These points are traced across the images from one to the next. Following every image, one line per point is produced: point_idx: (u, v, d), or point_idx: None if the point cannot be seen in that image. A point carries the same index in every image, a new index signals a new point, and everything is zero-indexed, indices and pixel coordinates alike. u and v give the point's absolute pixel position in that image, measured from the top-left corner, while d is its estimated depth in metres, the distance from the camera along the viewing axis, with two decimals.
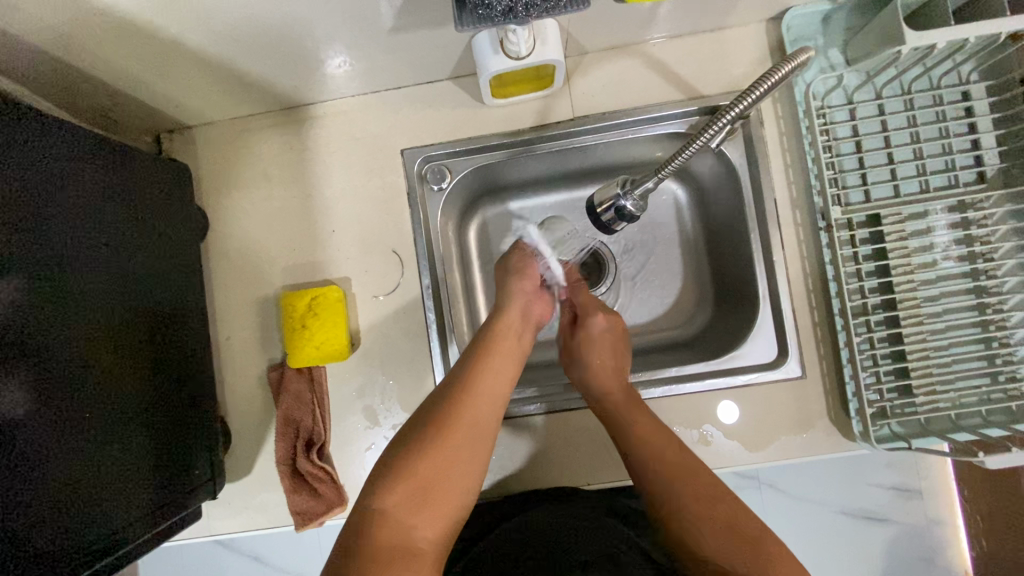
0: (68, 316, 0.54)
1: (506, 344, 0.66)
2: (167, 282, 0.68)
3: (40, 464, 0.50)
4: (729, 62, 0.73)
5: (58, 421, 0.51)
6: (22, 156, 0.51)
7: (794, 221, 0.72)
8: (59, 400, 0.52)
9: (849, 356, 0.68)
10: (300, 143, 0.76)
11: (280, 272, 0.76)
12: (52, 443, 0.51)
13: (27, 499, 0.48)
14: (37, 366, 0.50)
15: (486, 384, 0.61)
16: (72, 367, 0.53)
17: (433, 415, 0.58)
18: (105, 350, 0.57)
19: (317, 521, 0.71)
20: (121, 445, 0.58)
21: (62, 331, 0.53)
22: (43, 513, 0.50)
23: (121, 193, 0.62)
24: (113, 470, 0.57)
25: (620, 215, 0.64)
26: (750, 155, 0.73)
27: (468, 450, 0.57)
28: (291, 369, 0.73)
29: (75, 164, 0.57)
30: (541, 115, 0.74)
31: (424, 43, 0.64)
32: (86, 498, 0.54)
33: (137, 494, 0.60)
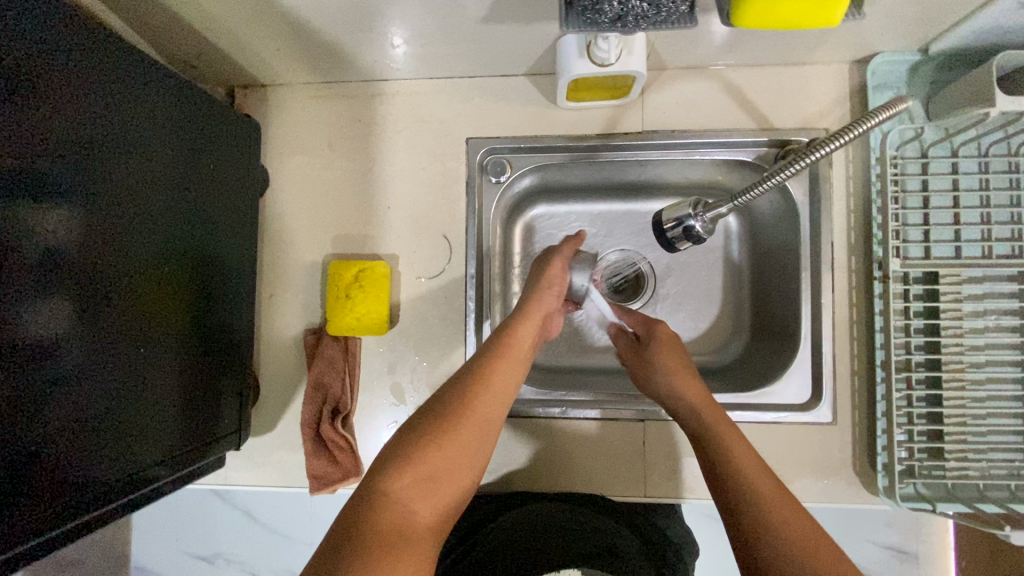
0: (118, 250, 0.55)
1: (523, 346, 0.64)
2: (215, 237, 0.68)
3: (76, 393, 0.51)
4: (807, 99, 0.72)
5: (96, 352, 0.53)
6: (99, 92, 0.53)
7: (848, 267, 0.71)
8: (98, 333, 0.53)
9: (884, 409, 0.68)
10: (368, 117, 0.77)
11: (330, 239, 0.77)
12: (88, 373, 0.52)
13: (61, 426, 0.50)
14: (81, 297, 0.51)
15: (500, 380, 0.60)
16: (113, 302, 0.54)
17: (443, 412, 0.57)
18: (148, 289, 0.58)
19: (331, 487, 0.72)
20: (152, 385, 0.59)
21: (110, 265, 0.54)
22: (58, 464, 0.50)
23: (176, 145, 0.62)
24: (144, 408, 0.58)
25: (687, 234, 0.65)
26: (813, 194, 0.73)
27: (472, 448, 0.55)
28: (328, 336, 0.74)
29: (147, 106, 0.58)
30: (609, 123, 0.74)
31: (511, 36, 0.64)
32: (104, 452, 0.54)
33: (159, 448, 0.61)
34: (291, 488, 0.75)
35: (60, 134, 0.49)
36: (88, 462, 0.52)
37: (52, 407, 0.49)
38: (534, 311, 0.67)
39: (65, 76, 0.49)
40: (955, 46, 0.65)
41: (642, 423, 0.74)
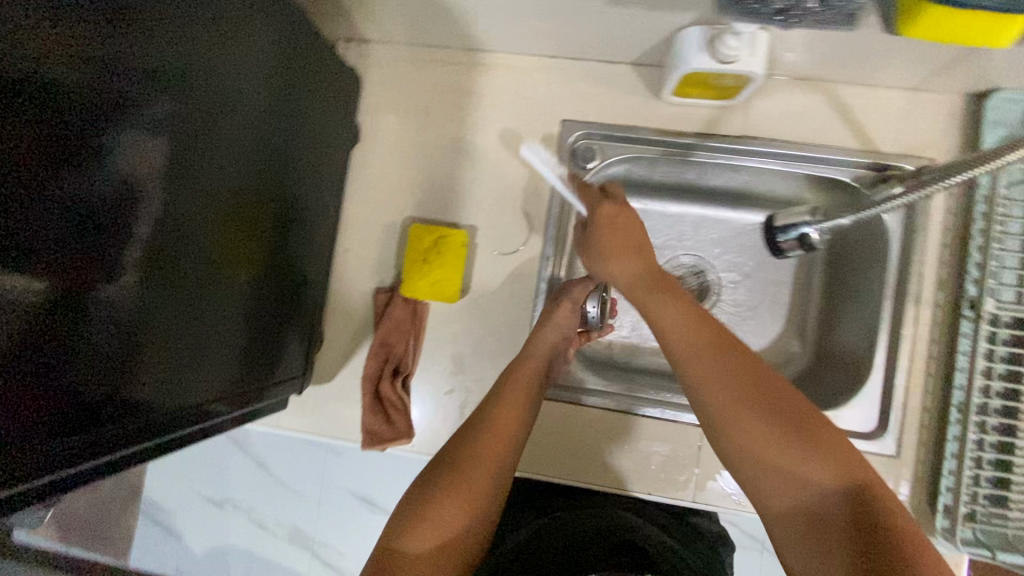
0: (204, 184, 0.53)
1: (524, 387, 0.64)
2: (296, 184, 0.67)
3: (145, 328, 0.50)
4: (916, 126, 0.71)
5: (168, 287, 0.51)
6: (206, 14, 0.50)
7: (935, 301, 0.70)
8: (172, 268, 0.51)
9: (954, 450, 0.66)
10: (467, 86, 0.77)
11: (413, 202, 0.77)
12: (157, 309, 0.51)
13: (128, 361, 0.48)
14: (160, 228, 0.49)
15: (506, 425, 0.60)
16: (190, 236, 0.53)
17: (454, 461, 0.56)
18: (224, 227, 0.57)
19: (383, 445, 0.72)
20: (216, 325, 0.58)
21: (194, 198, 0.52)
22: (121, 394, 0.48)
23: (270, 85, 0.59)
24: (206, 347, 0.57)
25: (801, 242, 0.71)
26: (908, 224, 0.71)
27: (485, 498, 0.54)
28: (399, 297, 0.75)
29: (251, 35, 0.55)
30: (710, 124, 0.73)
31: (634, 23, 0.64)
32: (163, 386, 0.53)
33: (215, 388, 0.60)
34: (343, 441, 0.76)
35: (163, 57, 0.47)
36: (150, 394, 0.51)
37: (122, 342, 0.47)
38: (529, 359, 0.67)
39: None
40: None
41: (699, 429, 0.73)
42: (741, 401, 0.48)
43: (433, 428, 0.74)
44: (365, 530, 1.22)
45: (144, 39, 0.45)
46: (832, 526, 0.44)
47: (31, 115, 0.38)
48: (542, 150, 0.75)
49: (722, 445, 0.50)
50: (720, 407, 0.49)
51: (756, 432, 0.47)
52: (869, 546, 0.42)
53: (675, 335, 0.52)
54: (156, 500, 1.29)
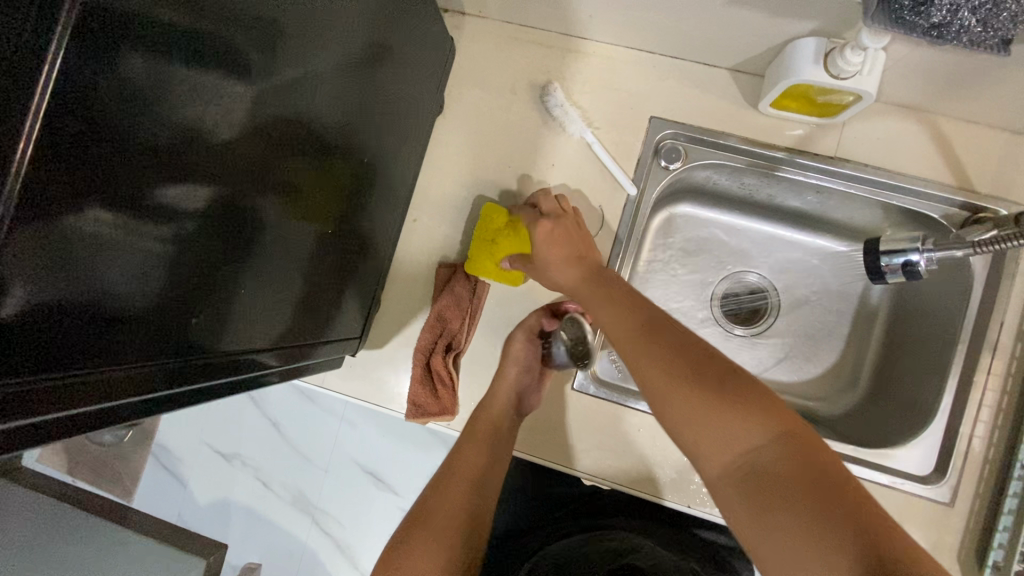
0: (306, 127, 0.50)
1: (485, 429, 0.69)
2: (379, 135, 0.64)
3: (239, 274, 0.47)
4: (1019, 170, 0.68)
5: (263, 233, 0.48)
6: None
7: (1013, 353, 0.67)
8: (269, 213, 0.49)
9: (1013, 507, 0.63)
10: (557, 70, 0.75)
11: (487, 181, 0.76)
12: (252, 255, 0.48)
13: (221, 306, 0.46)
14: (267, 170, 0.46)
15: (462, 469, 0.68)
16: (287, 181, 0.50)
17: (416, 512, 0.65)
18: (314, 175, 0.54)
19: (426, 418, 0.72)
20: (294, 277, 0.56)
21: (296, 141, 0.49)
22: (211, 337, 0.46)
23: (373, 30, 0.56)
24: (283, 298, 0.55)
25: (905, 267, 0.67)
26: (994, 268, 0.69)
27: (440, 535, 0.62)
28: (462, 272, 0.74)
29: None
30: (802, 140, 0.71)
31: (748, 25, 0.62)
32: (245, 332, 0.50)
33: (284, 337, 0.57)
34: (383, 408, 0.75)
35: None
36: (232, 339, 0.49)
37: (219, 286, 0.45)
38: (497, 396, 0.70)
39: None
40: None
41: None
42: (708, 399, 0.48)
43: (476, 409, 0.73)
44: (374, 504, 1.21)
45: None
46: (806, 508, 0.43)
47: (182, 42, 0.34)
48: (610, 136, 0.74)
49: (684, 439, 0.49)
50: (682, 401, 0.48)
51: (719, 429, 0.47)
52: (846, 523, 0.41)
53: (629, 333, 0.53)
54: (173, 445, 1.30)
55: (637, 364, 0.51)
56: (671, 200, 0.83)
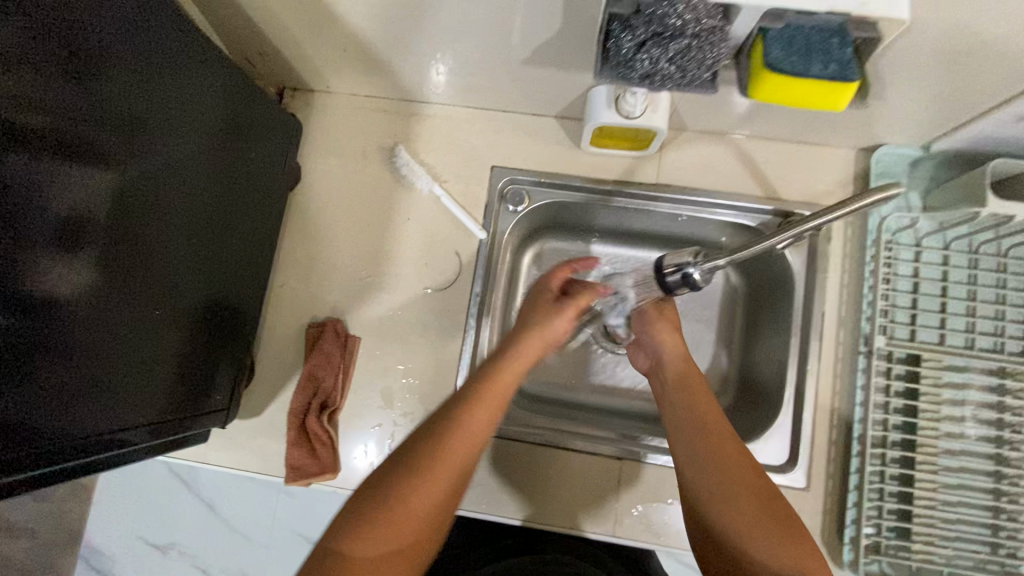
0: (143, 215, 0.56)
1: (502, 390, 0.61)
2: (234, 215, 0.70)
3: (75, 353, 0.50)
4: (814, 176, 0.77)
5: (99, 314, 0.52)
6: (154, 64, 0.55)
7: (837, 338, 0.74)
8: (106, 295, 0.53)
9: (857, 483, 0.70)
10: (404, 133, 0.82)
11: (350, 240, 0.80)
12: (88, 335, 0.51)
13: (54, 387, 0.49)
14: (98, 258, 0.51)
15: (475, 423, 0.58)
16: (126, 265, 0.55)
17: (408, 458, 0.56)
18: (160, 258, 0.59)
19: (306, 480, 0.72)
20: (147, 353, 0.59)
21: (133, 230, 0.55)
22: (55, 423, 0.49)
23: (214, 127, 0.64)
24: (135, 375, 0.58)
25: (685, 281, 0.65)
26: (811, 266, 0.76)
27: (433, 501, 0.55)
28: (330, 331, 0.76)
29: (195, 80, 0.60)
30: (627, 172, 0.79)
31: (549, 80, 0.69)
32: (96, 417, 0.54)
33: (148, 420, 0.60)
34: (268, 476, 0.75)
35: (112, 100, 0.51)
36: (83, 425, 0.52)
37: (49, 367, 0.48)
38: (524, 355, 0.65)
39: (117, 42, 0.50)
40: (955, 147, 0.71)
41: (620, 462, 0.76)
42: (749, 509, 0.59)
43: (357, 465, 0.74)
44: None
45: (95, 83, 0.49)
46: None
47: None
48: (458, 187, 0.80)
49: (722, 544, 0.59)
50: (726, 501, 0.60)
51: (757, 534, 0.58)
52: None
53: (710, 445, 0.63)
54: (98, 543, 1.24)
55: (700, 462, 0.63)
56: (532, 237, 0.88)
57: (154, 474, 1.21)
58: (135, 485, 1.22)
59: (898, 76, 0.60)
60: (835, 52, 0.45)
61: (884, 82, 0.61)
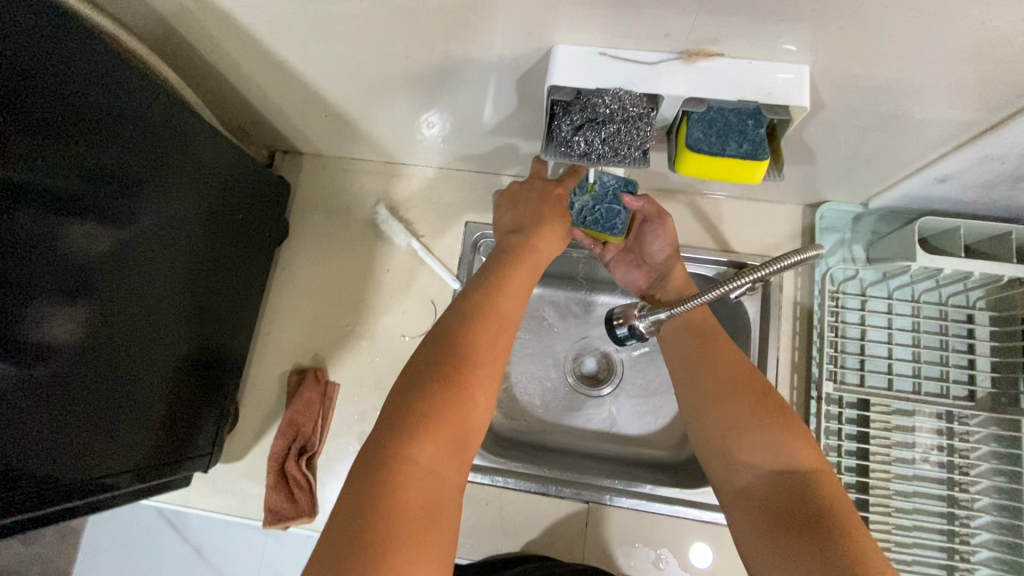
0: (138, 272, 0.62)
1: (518, 287, 0.61)
2: (224, 271, 0.76)
3: (68, 400, 0.55)
4: (765, 230, 0.83)
5: (93, 363, 0.57)
6: (159, 143, 0.61)
7: (791, 383, 0.78)
8: (99, 346, 0.58)
9: None
10: (386, 191, 0.88)
11: (334, 291, 0.86)
12: (79, 383, 0.56)
13: (44, 432, 0.53)
14: (93, 314, 0.57)
15: (509, 306, 0.59)
16: (119, 318, 0.60)
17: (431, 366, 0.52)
18: (152, 311, 0.64)
19: (284, 523, 0.75)
20: (136, 400, 0.63)
21: (128, 286, 0.60)
22: (39, 465, 0.53)
23: (209, 193, 0.70)
24: (123, 420, 0.62)
25: (632, 333, 0.68)
26: (765, 314, 0.81)
27: (477, 411, 0.52)
28: (310, 378, 0.80)
29: (194, 154, 0.67)
30: None
31: (514, 147, 0.76)
32: (80, 459, 0.57)
33: (130, 464, 0.64)
34: (250, 519, 0.78)
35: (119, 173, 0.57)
36: (66, 467, 0.56)
37: (39, 413, 0.52)
38: (535, 252, 0.63)
39: (130, 127, 0.57)
40: (891, 205, 0.77)
41: (587, 505, 0.78)
42: (750, 408, 0.57)
43: None
44: None
45: (106, 161, 0.55)
46: (792, 484, 0.52)
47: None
48: (435, 242, 0.86)
49: (716, 447, 0.58)
50: (716, 411, 0.59)
51: (747, 426, 0.56)
52: (805, 495, 0.51)
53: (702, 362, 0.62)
54: None
55: (700, 387, 0.61)
56: None
57: (143, 518, 1.23)
58: (127, 531, 1.24)
59: (826, 145, 0.66)
60: (750, 134, 0.52)
61: (814, 148, 0.67)
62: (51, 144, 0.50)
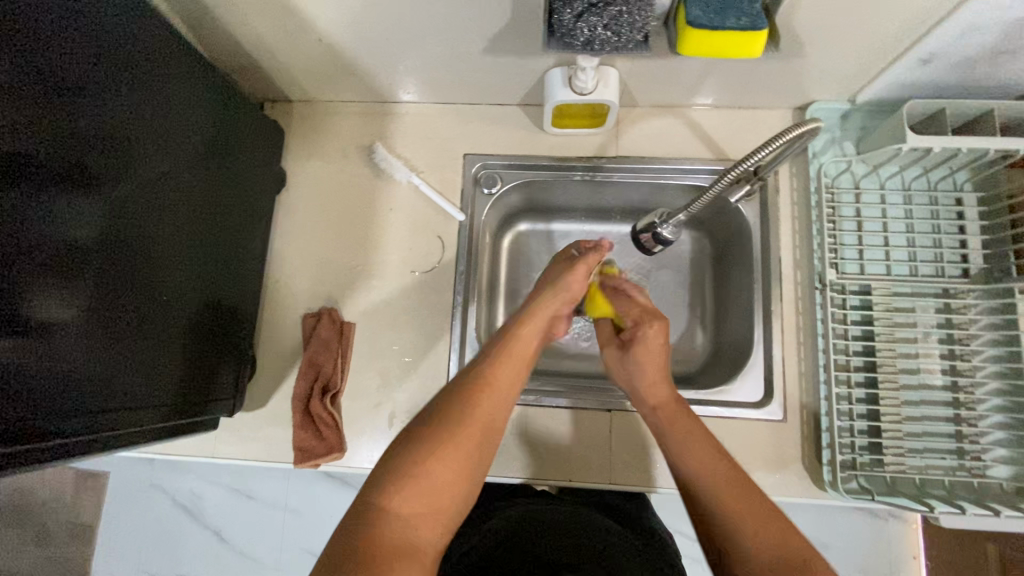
0: (146, 215, 0.61)
1: (519, 350, 0.67)
2: (227, 219, 0.75)
3: (91, 340, 0.54)
4: (757, 137, 0.84)
5: (110, 305, 0.57)
6: (150, 80, 0.61)
7: (795, 279, 0.81)
8: (116, 287, 0.57)
9: (828, 409, 0.75)
10: (381, 132, 0.88)
11: (338, 234, 0.86)
12: (101, 324, 0.56)
13: (71, 370, 0.52)
14: (106, 254, 0.56)
15: (506, 378, 0.64)
16: (134, 260, 0.60)
17: (437, 418, 0.57)
18: (164, 255, 0.64)
19: (313, 461, 0.76)
20: (157, 346, 0.63)
21: (138, 228, 0.60)
22: (69, 405, 0.52)
23: (206, 138, 0.69)
24: (147, 364, 0.62)
25: (658, 237, 0.79)
26: (763, 217, 0.84)
27: (485, 416, 0.59)
28: (325, 319, 0.81)
29: (186, 94, 0.66)
30: (590, 148, 0.85)
31: (508, 67, 0.76)
32: (108, 400, 0.57)
33: (153, 410, 0.63)
34: (278, 462, 0.79)
35: (117, 109, 0.56)
36: (89, 422, 0.55)
37: (66, 353, 0.52)
38: (537, 316, 0.71)
39: (119, 59, 0.57)
40: (877, 96, 0.79)
41: (610, 414, 0.80)
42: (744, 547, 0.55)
43: (364, 440, 0.78)
44: None
45: (102, 95, 0.55)
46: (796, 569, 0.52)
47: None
48: (436, 178, 0.86)
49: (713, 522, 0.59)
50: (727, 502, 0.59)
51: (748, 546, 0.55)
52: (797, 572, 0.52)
53: (688, 451, 0.64)
54: None
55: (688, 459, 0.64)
56: (509, 221, 0.95)
57: (159, 503, 1.22)
58: (139, 518, 1.22)
59: (812, 35, 0.67)
60: (746, 8, 0.53)
61: (803, 41, 0.69)
62: (25, 90, 0.48)
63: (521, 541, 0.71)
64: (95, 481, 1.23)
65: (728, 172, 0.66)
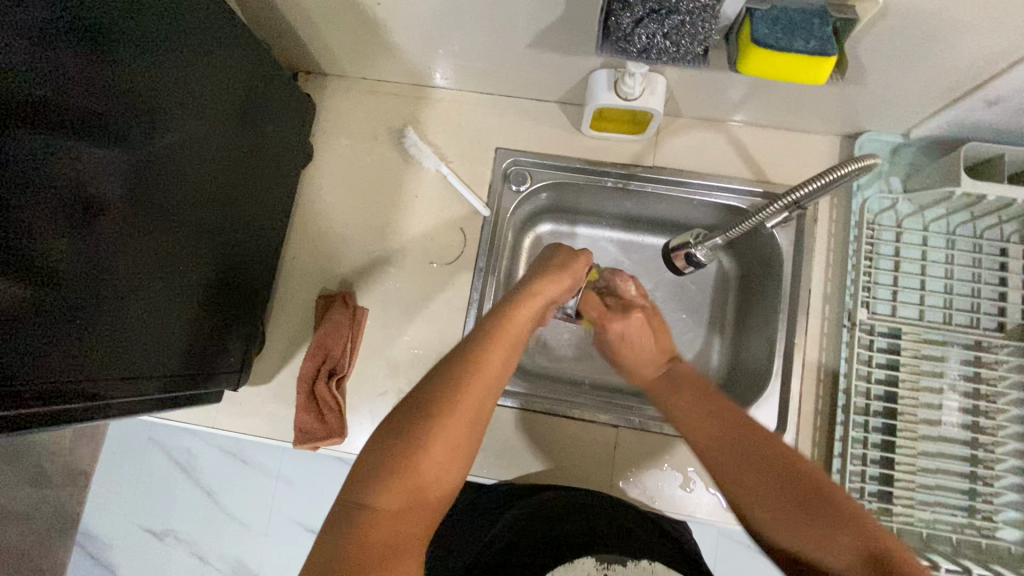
0: (173, 180, 0.60)
1: (514, 328, 0.62)
2: (252, 190, 0.74)
3: (105, 300, 0.54)
4: (801, 162, 0.81)
5: (128, 267, 0.56)
6: (191, 42, 0.59)
7: (822, 313, 0.78)
8: (136, 250, 0.56)
9: (841, 450, 0.73)
10: (414, 116, 0.86)
11: (361, 216, 0.84)
12: (118, 285, 0.55)
13: (83, 331, 0.52)
14: (129, 215, 0.55)
15: (498, 359, 0.58)
16: (156, 225, 0.59)
17: (427, 400, 0.53)
18: (187, 222, 0.63)
19: (312, 443, 0.75)
20: (171, 312, 0.62)
21: (163, 193, 0.59)
22: (78, 367, 0.52)
23: (241, 105, 0.68)
24: (158, 330, 0.61)
25: (691, 259, 0.77)
26: (798, 245, 0.81)
27: (476, 398, 0.55)
28: (338, 302, 0.79)
29: (226, 60, 0.65)
30: (626, 155, 0.83)
31: (553, 64, 0.74)
32: (116, 363, 0.56)
33: (160, 377, 0.62)
34: (277, 440, 0.78)
35: (154, 69, 0.55)
36: (90, 387, 0.53)
37: (80, 313, 0.51)
38: (534, 294, 0.66)
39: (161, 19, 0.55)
40: (933, 134, 0.75)
41: (616, 430, 0.79)
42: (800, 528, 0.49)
43: (365, 429, 0.78)
44: None
45: (140, 53, 0.53)
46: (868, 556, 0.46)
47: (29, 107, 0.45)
48: (465, 169, 0.84)
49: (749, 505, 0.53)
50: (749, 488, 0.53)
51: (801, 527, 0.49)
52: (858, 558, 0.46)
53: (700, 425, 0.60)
54: (96, 531, 1.24)
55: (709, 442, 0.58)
56: (534, 221, 0.93)
57: (155, 458, 1.22)
58: (134, 470, 1.23)
59: (877, 63, 0.64)
60: (816, 31, 0.51)
61: (865, 68, 0.65)
62: (48, 40, 0.46)
63: (529, 530, 0.65)
64: (95, 429, 1.23)
65: (776, 201, 0.64)
